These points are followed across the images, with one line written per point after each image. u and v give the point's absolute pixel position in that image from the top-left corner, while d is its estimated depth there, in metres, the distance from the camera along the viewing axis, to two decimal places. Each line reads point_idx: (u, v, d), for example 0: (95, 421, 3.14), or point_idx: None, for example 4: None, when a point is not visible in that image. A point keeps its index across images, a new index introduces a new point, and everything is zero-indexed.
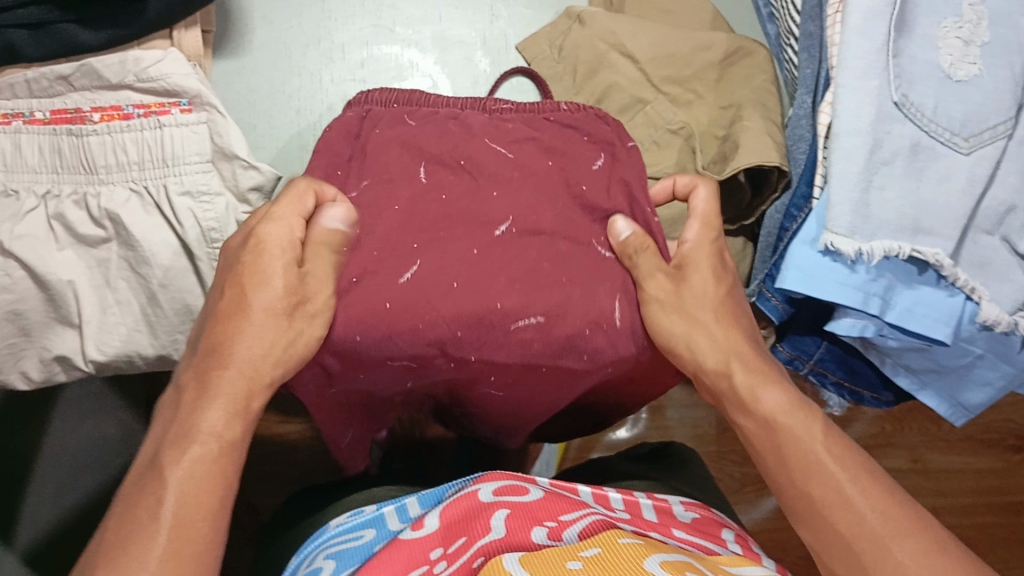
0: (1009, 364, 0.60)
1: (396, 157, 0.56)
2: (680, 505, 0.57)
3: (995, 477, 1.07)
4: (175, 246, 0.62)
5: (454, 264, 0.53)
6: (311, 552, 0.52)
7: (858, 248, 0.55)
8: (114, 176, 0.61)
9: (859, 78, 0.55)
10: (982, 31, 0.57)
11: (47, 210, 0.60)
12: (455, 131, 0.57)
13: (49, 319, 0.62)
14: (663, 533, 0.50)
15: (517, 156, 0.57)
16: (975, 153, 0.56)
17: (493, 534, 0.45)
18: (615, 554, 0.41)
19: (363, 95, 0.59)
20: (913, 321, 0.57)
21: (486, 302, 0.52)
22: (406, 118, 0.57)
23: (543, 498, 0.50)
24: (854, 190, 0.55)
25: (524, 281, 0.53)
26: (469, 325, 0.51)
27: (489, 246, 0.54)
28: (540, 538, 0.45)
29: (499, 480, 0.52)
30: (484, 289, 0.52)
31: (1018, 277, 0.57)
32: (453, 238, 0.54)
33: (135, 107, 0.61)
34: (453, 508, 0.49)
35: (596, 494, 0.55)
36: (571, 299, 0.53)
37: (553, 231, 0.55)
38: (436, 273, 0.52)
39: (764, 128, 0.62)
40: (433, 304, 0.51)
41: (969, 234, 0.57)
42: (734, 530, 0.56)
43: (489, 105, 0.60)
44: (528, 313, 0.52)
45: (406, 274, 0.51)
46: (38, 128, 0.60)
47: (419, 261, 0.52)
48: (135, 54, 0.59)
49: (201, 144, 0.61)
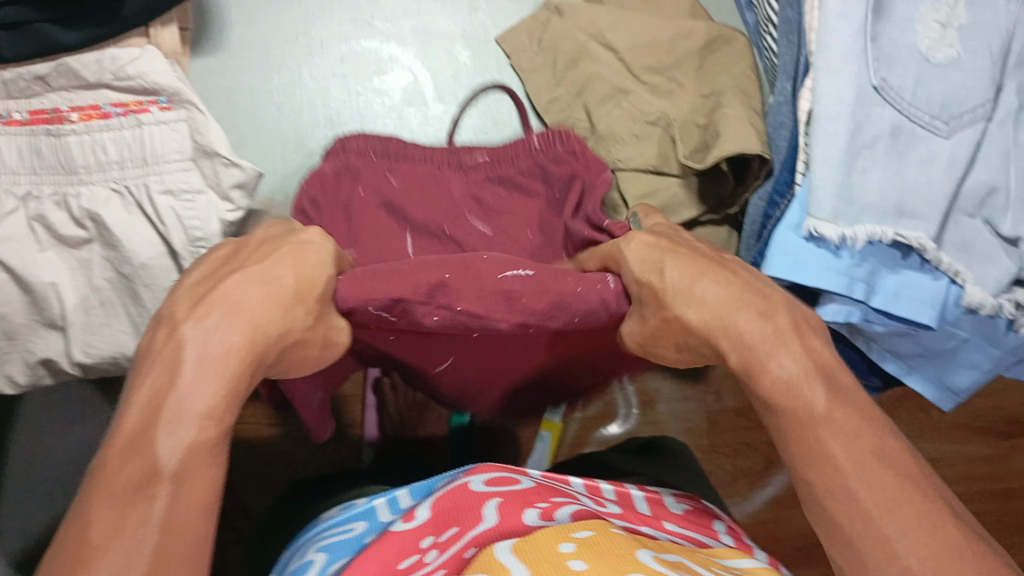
0: (995, 346, 0.60)
1: (398, 225, 0.63)
2: (672, 496, 0.57)
3: (986, 463, 1.08)
4: (158, 244, 0.62)
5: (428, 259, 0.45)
6: (305, 543, 0.52)
7: (842, 233, 0.55)
8: (95, 176, 0.61)
9: (839, 61, 0.55)
10: (960, 13, 0.57)
11: (27, 212, 0.60)
12: (437, 184, 0.63)
13: (34, 322, 0.61)
14: (653, 526, 0.50)
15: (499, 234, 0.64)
16: (955, 135, 0.56)
17: (483, 523, 0.45)
18: (609, 540, 0.40)
19: (341, 144, 0.62)
20: (900, 306, 0.57)
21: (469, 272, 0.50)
22: (398, 155, 0.62)
23: (536, 487, 0.50)
24: (837, 173, 0.55)
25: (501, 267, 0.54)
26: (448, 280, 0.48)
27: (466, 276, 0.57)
28: (533, 520, 0.44)
29: (489, 472, 0.52)
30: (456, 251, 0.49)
31: (1002, 259, 0.57)
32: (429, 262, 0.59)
33: (112, 106, 0.60)
34: (445, 499, 0.49)
35: (589, 485, 0.54)
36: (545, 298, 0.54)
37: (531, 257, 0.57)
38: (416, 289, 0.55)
39: (745, 116, 0.61)
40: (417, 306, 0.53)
41: (952, 216, 0.58)
42: (725, 520, 0.56)
43: (465, 158, 0.63)
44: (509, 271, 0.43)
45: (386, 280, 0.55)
46: (15, 129, 0.59)
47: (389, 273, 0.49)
48: (111, 53, 0.59)
49: (182, 141, 0.61)
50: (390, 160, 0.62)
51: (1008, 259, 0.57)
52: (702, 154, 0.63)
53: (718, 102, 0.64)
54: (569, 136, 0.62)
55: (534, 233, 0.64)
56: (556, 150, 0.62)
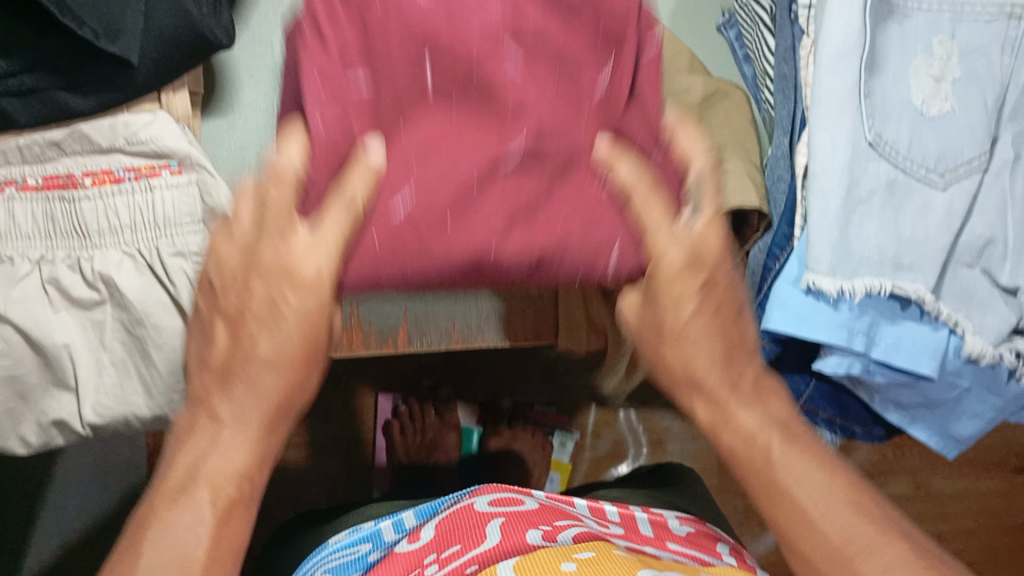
0: (997, 395, 0.60)
1: (402, 101, 0.51)
2: (675, 519, 0.60)
3: (999, 498, 1.12)
4: (168, 305, 0.62)
5: (451, 192, 0.49)
6: (309, 569, 0.56)
7: (840, 286, 0.55)
8: (107, 239, 0.62)
9: (832, 118, 0.56)
10: (953, 67, 0.57)
11: (42, 274, 0.61)
12: (445, 38, 0.51)
13: (46, 382, 0.62)
14: (658, 546, 0.53)
15: (532, 79, 0.52)
16: (951, 187, 0.57)
17: (487, 540, 0.48)
18: (607, 560, 0.43)
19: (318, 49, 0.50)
20: (899, 356, 0.58)
21: (479, 237, 0.49)
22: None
23: (538, 510, 0.54)
24: (834, 228, 0.55)
25: (511, 204, 0.50)
26: (467, 267, 0.50)
27: (482, 189, 0.50)
28: (535, 539, 0.48)
29: (494, 494, 0.56)
30: (485, 138, 0.51)
31: (1001, 308, 0.58)
32: (430, 246, 0.49)
33: (125, 171, 0.62)
34: (448, 521, 0.53)
35: (592, 508, 0.59)
36: (567, 241, 0.50)
37: (556, 155, 0.51)
38: (420, 218, 0.49)
39: (744, 169, 0.62)
40: (419, 254, 0.49)
41: (950, 267, 0.58)
42: (729, 542, 0.58)
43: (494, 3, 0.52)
44: (524, 254, 0.50)
45: (396, 198, 0.49)
46: (32, 195, 0.61)
47: (412, 181, 0.49)
48: (125, 119, 0.61)
49: (192, 206, 0.62)
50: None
51: (1006, 308, 0.58)
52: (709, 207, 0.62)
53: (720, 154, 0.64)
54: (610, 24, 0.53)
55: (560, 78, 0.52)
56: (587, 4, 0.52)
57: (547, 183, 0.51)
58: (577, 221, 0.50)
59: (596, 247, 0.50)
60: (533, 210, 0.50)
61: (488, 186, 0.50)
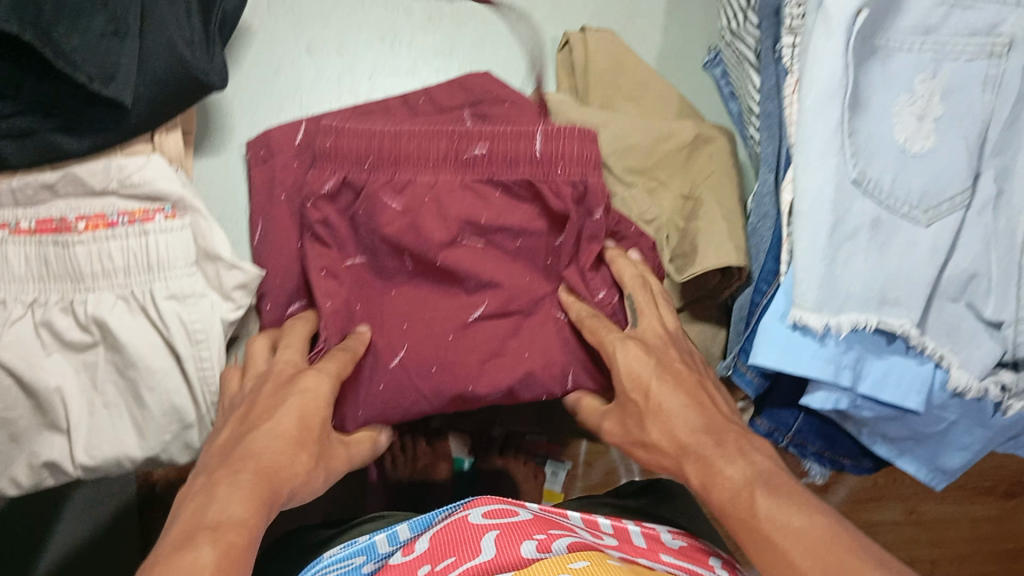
0: (984, 427, 0.61)
1: (392, 273, 0.66)
2: (669, 534, 0.61)
3: (990, 523, 1.13)
4: (161, 347, 0.63)
5: (435, 349, 0.64)
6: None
7: (826, 322, 0.56)
8: (101, 282, 0.62)
9: (818, 157, 0.56)
10: (935, 106, 0.58)
11: (34, 317, 0.62)
12: (419, 210, 0.63)
13: (38, 425, 0.63)
14: (651, 558, 0.53)
15: (483, 253, 0.65)
16: (934, 224, 0.58)
17: (482, 553, 0.49)
18: (601, 568, 0.44)
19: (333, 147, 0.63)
20: (886, 391, 0.58)
21: (461, 382, 0.64)
22: (356, 155, 0.63)
23: (532, 522, 0.54)
24: (819, 265, 0.56)
25: (483, 351, 0.65)
26: (453, 400, 0.64)
27: (461, 335, 0.65)
28: (530, 551, 0.48)
29: (488, 506, 0.56)
30: (455, 305, 0.65)
31: (985, 342, 0.59)
32: (423, 385, 0.63)
33: (118, 215, 0.62)
34: (442, 533, 0.53)
35: (586, 520, 0.59)
36: (532, 372, 0.65)
37: (518, 299, 0.65)
38: (417, 360, 0.64)
39: (726, 230, 0.64)
40: (413, 389, 0.64)
41: (936, 301, 0.59)
42: (720, 557, 0.59)
43: (464, 151, 0.64)
44: (495, 388, 0.64)
45: (396, 357, 0.64)
46: (23, 238, 0.61)
47: (404, 347, 0.64)
48: (119, 162, 0.62)
49: (188, 250, 0.63)
50: (348, 146, 0.63)
51: (990, 342, 0.59)
52: (680, 263, 0.67)
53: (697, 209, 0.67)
54: (567, 131, 0.63)
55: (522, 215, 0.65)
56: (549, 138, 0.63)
57: (514, 327, 0.66)
58: (535, 366, 0.65)
59: (555, 375, 0.66)
60: (496, 355, 0.65)
61: (461, 343, 0.64)
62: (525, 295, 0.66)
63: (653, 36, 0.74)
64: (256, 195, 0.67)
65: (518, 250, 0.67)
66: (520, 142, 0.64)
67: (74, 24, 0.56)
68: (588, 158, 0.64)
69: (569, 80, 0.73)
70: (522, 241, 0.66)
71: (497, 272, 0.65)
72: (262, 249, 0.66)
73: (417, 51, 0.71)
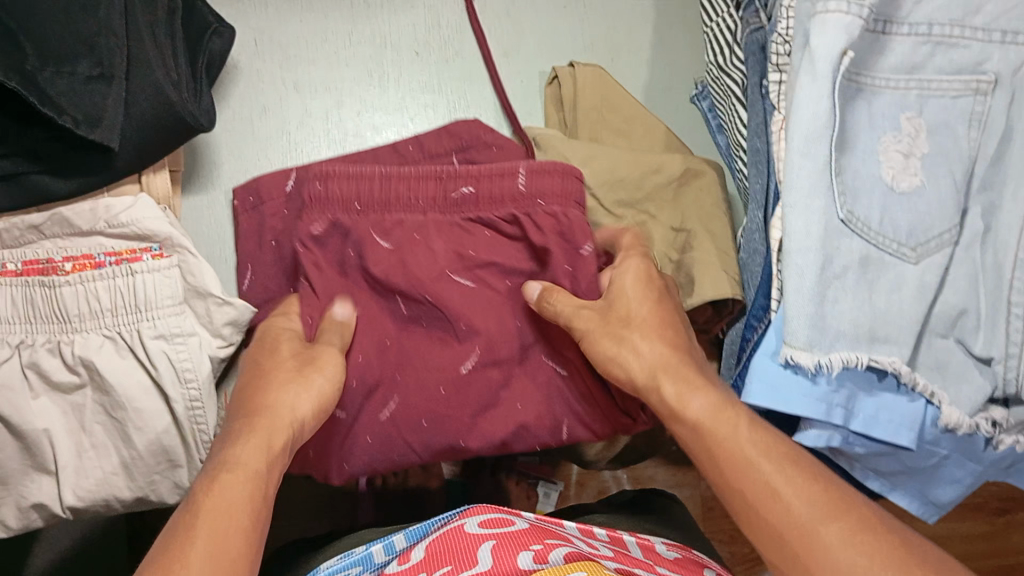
0: (976, 461, 0.61)
1: (384, 320, 0.65)
2: (663, 544, 0.61)
3: (982, 539, 1.13)
4: (150, 387, 0.63)
5: (426, 405, 0.64)
6: None
7: (818, 360, 0.56)
8: (88, 323, 0.62)
9: (805, 197, 0.56)
10: (920, 142, 0.59)
11: (21, 359, 0.61)
12: (410, 254, 0.63)
13: (26, 466, 0.62)
14: (646, 568, 0.53)
15: (477, 298, 0.65)
16: (923, 261, 0.58)
17: (478, 566, 0.50)
18: None
19: (321, 186, 0.61)
20: (878, 427, 0.58)
21: (453, 438, 0.64)
22: (345, 200, 0.62)
23: (529, 530, 0.54)
24: (810, 304, 0.56)
25: (474, 402, 0.64)
26: (445, 454, 0.65)
27: (455, 385, 0.64)
28: (527, 563, 0.48)
29: (485, 515, 0.57)
30: (448, 354, 0.65)
31: (976, 378, 0.59)
32: (416, 439, 0.64)
33: (106, 255, 0.62)
34: (438, 542, 0.54)
35: (582, 528, 0.60)
36: (525, 425, 0.65)
37: (508, 347, 0.65)
38: (408, 416, 0.64)
39: (716, 259, 0.66)
40: (406, 444, 0.64)
41: (925, 338, 0.59)
42: (714, 568, 0.59)
43: (450, 189, 0.63)
44: (487, 443, 0.65)
45: (385, 412, 0.64)
46: (9, 280, 0.61)
47: (395, 398, 0.64)
48: (105, 203, 0.61)
49: (174, 289, 0.62)
50: (339, 188, 0.62)
51: (981, 378, 0.59)
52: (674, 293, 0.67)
53: (690, 241, 0.67)
54: (551, 165, 0.63)
55: (516, 254, 0.66)
56: (535, 176, 0.63)
57: (506, 377, 0.65)
58: (528, 420, 0.65)
59: (550, 427, 0.66)
60: (488, 408, 0.65)
61: (453, 397, 0.64)
62: (512, 341, 0.65)
63: (640, 71, 0.75)
64: (244, 240, 0.66)
65: (509, 291, 0.66)
66: (503, 180, 0.63)
67: (58, 68, 0.56)
68: (573, 193, 0.64)
69: (558, 112, 0.73)
70: (512, 279, 0.66)
71: (485, 320, 0.65)
72: (252, 292, 0.66)
73: (406, 86, 0.71)
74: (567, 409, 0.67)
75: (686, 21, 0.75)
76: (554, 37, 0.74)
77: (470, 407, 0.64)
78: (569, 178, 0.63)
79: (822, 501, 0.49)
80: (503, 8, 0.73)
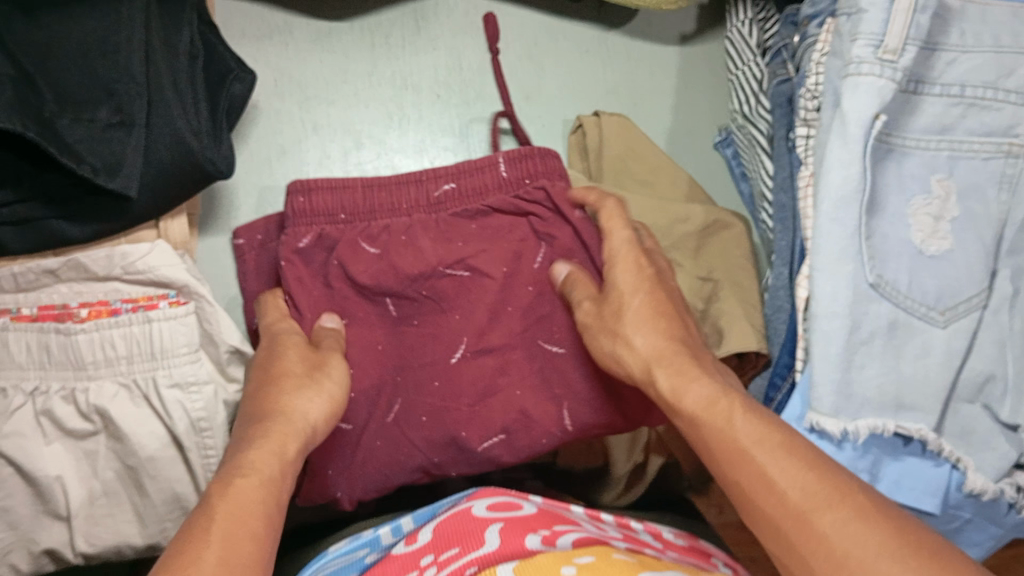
0: (998, 525, 0.60)
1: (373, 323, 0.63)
2: (669, 533, 0.60)
3: None
4: (164, 437, 0.62)
5: (424, 400, 0.62)
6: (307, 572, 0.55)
7: (843, 427, 0.55)
8: (103, 370, 0.61)
9: (834, 261, 0.56)
10: (951, 206, 0.58)
11: (35, 406, 0.60)
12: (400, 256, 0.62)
13: (37, 512, 0.61)
14: (655, 549, 0.53)
15: (465, 288, 0.63)
16: (951, 325, 0.57)
17: (486, 545, 0.46)
18: (608, 566, 0.42)
19: (306, 200, 0.61)
20: (900, 494, 0.58)
21: (452, 433, 0.62)
22: (333, 211, 0.62)
23: (536, 514, 0.52)
24: (835, 370, 0.55)
25: (472, 395, 0.63)
26: (447, 453, 0.62)
27: (449, 376, 0.63)
28: (535, 544, 0.46)
29: (492, 499, 0.55)
30: (438, 345, 0.63)
31: (1001, 444, 0.58)
32: (415, 435, 0.62)
33: (123, 302, 0.61)
34: (445, 524, 0.52)
35: (589, 513, 0.58)
36: (528, 416, 0.62)
37: (503, 341, 0.63)
38: (408, 412, 0.62)
39: (742, 314, 0.64)
40: (409, 441, 0.62)
41: (951, 404, 0.59)
42: (721, 557, 0.58)
43: (432, 187, 0.63)
44: (488, 435, 0.62)
45: (388, 414, 0.62)
46: (25, 325, 0.60)
47: (399, 400, 0.63)
48: (123, 248, 0.60)
49: (190, 335, 0.62)
50: (324, 202, 0.62)
51: (1007, 445, 0.58)
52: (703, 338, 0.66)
53: (716, 291, 0.66)
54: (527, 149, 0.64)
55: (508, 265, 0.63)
56: (518, 162, 0.64)
57: (502, 368, 0.63)
58: (528, 407, 0.63)
59: (553, 416, 0.63)
60: (486, 397, 0.63)
61: (448, 388, 0.62)
62: (503, 328, 0.63)
63: (662, 116, 0.74)
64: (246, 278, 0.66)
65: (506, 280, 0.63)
66: (483, 171, 0.63)
67: (78, 113, 0.55)
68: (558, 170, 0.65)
69: (583, 160, 0.72)
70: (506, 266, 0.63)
71: (476, 312, 0.63)
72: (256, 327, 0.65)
73: (426, 128, 0.71)
74: (580, 400, 0.63)
75: (710, 65, 0.75)
76: (576, 81, 0.73)
77: (467, 399, 0.62)
78: (548, 160, 0.64)
79: (820, 490, 0.43)
80: (526, 49, 0.72)
